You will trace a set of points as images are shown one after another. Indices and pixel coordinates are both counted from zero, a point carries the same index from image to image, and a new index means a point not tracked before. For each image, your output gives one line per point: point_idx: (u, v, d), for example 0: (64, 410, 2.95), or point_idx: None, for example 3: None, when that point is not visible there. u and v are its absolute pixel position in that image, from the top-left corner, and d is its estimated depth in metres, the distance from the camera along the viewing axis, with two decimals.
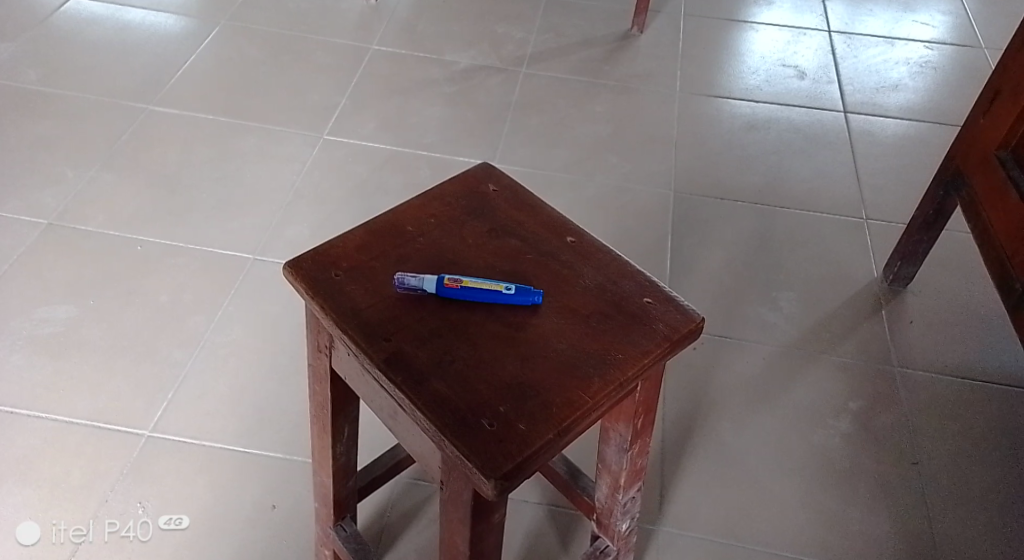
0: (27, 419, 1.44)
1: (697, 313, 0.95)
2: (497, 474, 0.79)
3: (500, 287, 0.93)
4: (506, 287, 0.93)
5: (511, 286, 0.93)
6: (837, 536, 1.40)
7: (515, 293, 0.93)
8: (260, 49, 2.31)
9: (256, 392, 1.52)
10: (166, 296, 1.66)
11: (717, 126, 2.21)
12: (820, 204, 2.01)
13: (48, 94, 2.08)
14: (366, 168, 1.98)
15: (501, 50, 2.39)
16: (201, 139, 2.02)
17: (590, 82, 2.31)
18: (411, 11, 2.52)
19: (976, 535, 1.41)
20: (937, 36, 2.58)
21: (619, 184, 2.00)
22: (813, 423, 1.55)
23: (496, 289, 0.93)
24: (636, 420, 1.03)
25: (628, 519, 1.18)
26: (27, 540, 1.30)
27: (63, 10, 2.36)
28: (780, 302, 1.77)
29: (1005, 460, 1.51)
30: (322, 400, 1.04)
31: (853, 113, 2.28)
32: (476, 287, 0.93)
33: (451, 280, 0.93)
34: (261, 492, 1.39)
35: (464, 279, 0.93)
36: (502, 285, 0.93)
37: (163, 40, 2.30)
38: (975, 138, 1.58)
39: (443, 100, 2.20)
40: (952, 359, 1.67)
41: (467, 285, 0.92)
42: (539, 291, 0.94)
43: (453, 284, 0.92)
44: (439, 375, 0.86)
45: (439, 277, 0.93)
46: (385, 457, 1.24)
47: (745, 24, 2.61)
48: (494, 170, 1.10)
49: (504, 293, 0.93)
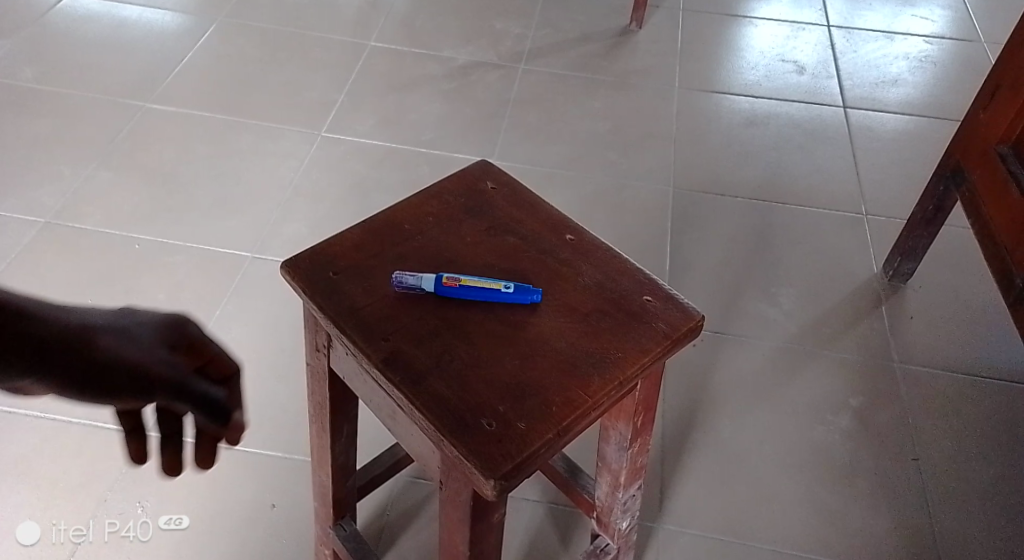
0: (26, 420, 1.43)
1: (697, 310, 0.94)
2: (497, 475, 0.79)
3: (499, 285, 0.92)
4: (505, 285, 0.92)
5: (510, 285, 0.92)
6: (838, 533, 1.40)
7: (514, 292, 0.92)
8: (257, 46, 2.30)
9: (254, 391, 1.51)
10: (165, 295, 1.65)
11: (716, 122, 2.20)
12: (820, 199, 2.00)
13: (46, 92, 2.07)
14: (365, 165, 1.97)
15: (499, 46, 2.38)
16: (199, 136, 2.01)
17: (589, 78, 2.30)
18: (409, 7, 2.51)
19: (976, 532, 1.40)
20: (936, 30, 2.58)
21: (619, 181, 1.99)
22: (814, 420, 1.55)
23: (495, 288, 0.92)
24: (636, 418, 1.03)
25: (628, 517, 1.18)
26: (26, 540, 1.29)
27: (59, 8, 2.35)
28: (780, 298, 1.76)
29: (1006, 455, 1.51)
30: (320, 399, 1.04)
31: (853, 108, 2.28)
32: (475, 286, 0.92)
33: (450, 279, 0.92)
34: (260, 492, 1.38)
35: (462, 278, 0.92)
36: (501, 284, 0.92)
37: (160, 37, 2.30)
38: (976, 134, 1.57)
39: (442, 96, 2.19)
40: (952, 355, 1.66)
41: (466, 284, 0.92)
42: (538, 290, 0.93)
43: (452, 283, 0.92)
44: (438, 375, 0.86)
45: (437, 276, 0.93)
46: (384, 457, 1.24)
47: (744, 18, 2.60)
48: (492, 167, 1.09)
49: (503, 292, 0.92)
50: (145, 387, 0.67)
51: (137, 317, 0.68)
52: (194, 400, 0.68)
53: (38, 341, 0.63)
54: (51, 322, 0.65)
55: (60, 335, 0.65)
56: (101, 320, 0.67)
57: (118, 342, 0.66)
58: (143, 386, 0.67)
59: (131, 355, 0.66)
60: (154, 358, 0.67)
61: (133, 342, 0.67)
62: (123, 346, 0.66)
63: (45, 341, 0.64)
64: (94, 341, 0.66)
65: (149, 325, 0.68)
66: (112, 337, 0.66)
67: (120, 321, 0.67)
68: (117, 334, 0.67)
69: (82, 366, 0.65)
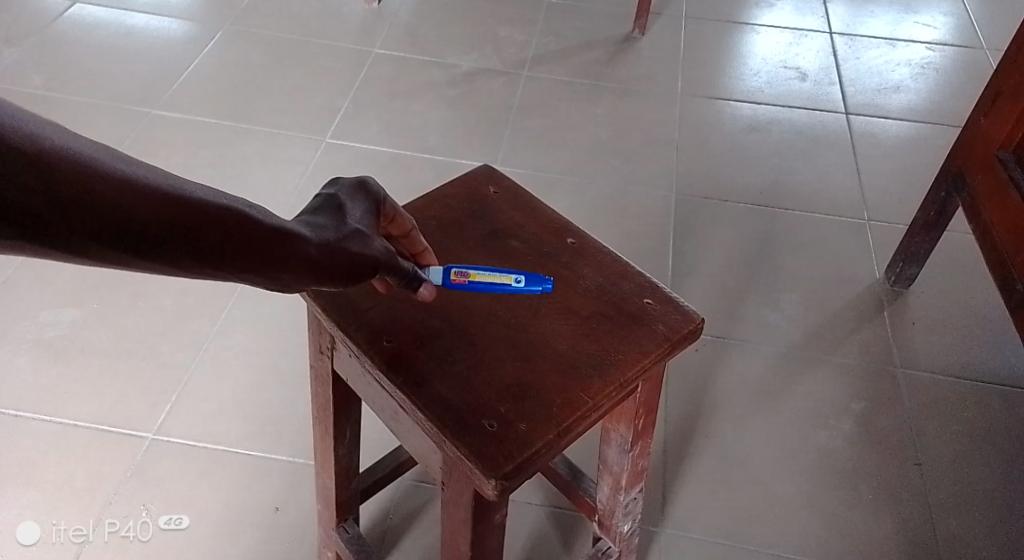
0: (30, 424, 1.44)
1: (696, 313, 0.95)
2: (498, 475, 0.79)
3: (509, 280, 0.95)
4: (516, 280, 0.95)
5: (520, 279, 0.95)
6: (840, 537, 1.40)
7: (525, 285, 0.95)
8: (262, 53, 2.32)
9: (259, 396, 1.52)
10: (171, 299, 1.66)
11: (718, 128, 2.21)
12: (821, 205, 2.01)
13: (52, 99, 2.09)
14: (368, 171, 1.99)
15: (502, 53, 2.39)
16: (204, 142, 2.02)
17: (592, 84, 2.32)
18: (412, 14, 2.52)
19: (978, 537, 1.41)
20: (938, 37, 2.58)
21: (621, 187, 2.00)
22: (816, 424, 1.56)
23: (506, 283, 0.95)
24: (637, 420, 1.03)
25: (630, 521, 1.19)
26: (28, 541, 1.31)
27: (65, 16, 2.37)
28: (782, 303, 1.77)
29: (1009, 461, 1.51)
30: (324, 402, 1.05)
31: (855, 114, 2.28)
32: (485, 281, 0.94)
33: (458, 275, 0.94)
34: (266, 496, 1.39)
35: (471, 273, 0.94)
36: (512, 279, 0.95)
37: (166, 45, 2.31)
38: (977, 141, 1.58)
39: (445, 103, 2.21)
40: (954, 361, 1.67)
41: (476, 280, 0.94)
42: (549, 280, 0.96)
43: (461, 280, 0.94)
44: (440, 376, 0.86)
45: (445, 270, 0.94)
46: (388, 460, 1.25)
47: (746, 25, 2.61)
48: (494, 172, 1.10)
49: (514, 286, 0.95)
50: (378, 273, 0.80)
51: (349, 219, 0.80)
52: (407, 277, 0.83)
53: (317, 260, 0.72)
54: (314, 244, 0.72)
55: (327, 253, 0.73)
56: (332, 222, 0.78)
57: (355, 229, 0.79)
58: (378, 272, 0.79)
59: (370, 246, 0.79)
60: (381, 250, 0.80)
61: (364, 232, 0.79)
62: (362, 236, 0.78)
63: (320, 256, 0.73)
64: (348, 246, 0.76)
65: (358, 210, 0.82)
66: (350, 225, 0.79)
67: (340, 208, 0.80)
68: (354, 234, 0.78)
69: (343, 269, 0.75)
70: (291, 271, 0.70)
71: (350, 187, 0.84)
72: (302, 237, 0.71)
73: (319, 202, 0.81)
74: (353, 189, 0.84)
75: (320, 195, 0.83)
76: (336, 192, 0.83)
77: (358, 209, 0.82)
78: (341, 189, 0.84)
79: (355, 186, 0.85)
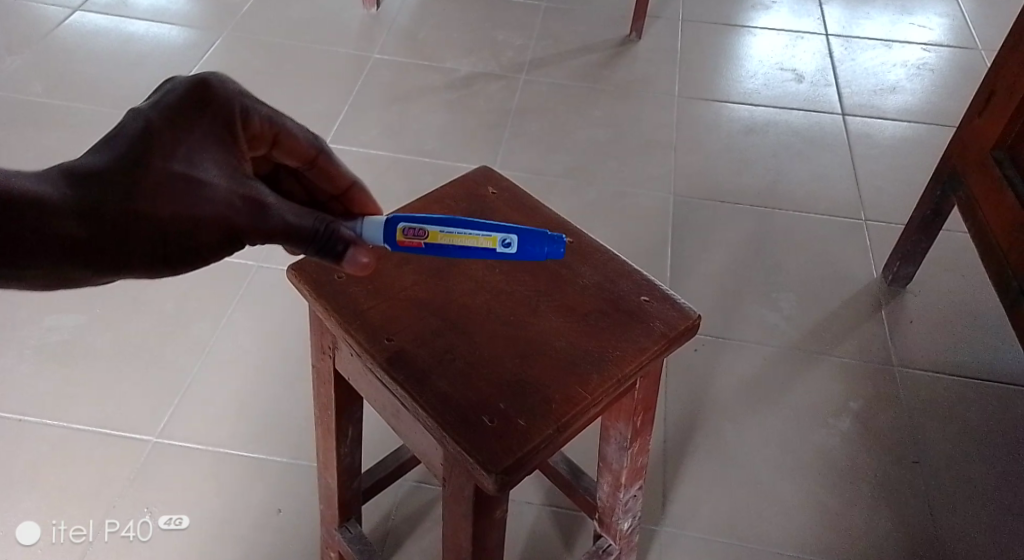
0: (32, 428, 1.46)
1: (693, 311, 0.96)
2: (497, 469, 0.81)
3: (496, 244, 0.87)
4: (504, 245, 0.87)
5: (511, 245, 0.87)
6: (838, 533, 1.41)
7: (518, 250, 0.88)
8: (262, 59, 2.34)
9: (260, 398, 1.53)
10: (173, 303, 1.67)
11: (716, 130, 2.22)
12: (819, 205, 2.02)
13: (54, 106, 2.10)
14: (369, 174, 2.00)
15: (501, 57, 2.41)
16: None
17: (590, 87, 2.33)
18: (411, 19, 2.54)
19: (977, 533, 1.42)
20: (934, 38, 2.60)
21: (619, 188, 2.02)
22: (815, 423, 1.57)
23: (490, 247, 0.88)
24: (636, 417, 1.04)
25: (630, 518, 1.20)
26: (28, 541, 1.32)
27: (66, 23, 2.39)
28: (781, 303, 1.78)
29: (1005, 458, 1.52)
30: (326, 401, 1.06)
31: (851, 115, 2.30)
32: (451, 244, 0.88)
33: (410, 240, 0.88)
34: (268, 497, 1.40)
35: (429, 235, 0.88)
36: (497, 244, 0.87)
37: (167, 52, 2.33)
38: (971, 140, 1.59)
39: (445, 106, 2.22)
40: (952, 359, 1.68)
41: (437, 243, 0.88)
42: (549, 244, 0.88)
43: (415, 243, 0.88)
44: (440, 373, 0.88)
45: (395, 232, 0.88)
46: (389, 461, 1.26)
47: (743, 28, 2.62)
48: (493, 173, 1.11)
49: (501, 251, 0.88)
50: (234, 236, 0.76)
51: (151, 161, 0.74)
52: (276, 236, 0.76)
53: (81, 242, 0.71)
54: (73, 220, 0.71)
55: (98, 227, 0.72)
56: (118, 168, 0.73)
57: (164, 173, 0.74)
58: (227, 234, 0.76)
59: (191, 205, 0.74)
60: (221, 205, 0.75)
61: (181, 183, 0.74)
62: (174, 190, 0.74)
63: (84, 231, 0.71)
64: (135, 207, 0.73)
65: (178, 143, 0.76)
66: (158, 174, 0.74)
67: (145, 140, 0.75)
68: (154, 190, 0.73)
69: (140, 236, 0.73)
70: (50, 256, 0.70)
71: (161, 107, 0.78)
72: (52, 213, 0.70)
73: (124, 130, 0.75)
74: (173, 108, 0.78)
75: (131, 114, 0.77)
76: (149, 116, 0.77)
77: (179, 138, 0.77)
78: (157, 107, 0.77)
79: (181, 100, 0.79)
